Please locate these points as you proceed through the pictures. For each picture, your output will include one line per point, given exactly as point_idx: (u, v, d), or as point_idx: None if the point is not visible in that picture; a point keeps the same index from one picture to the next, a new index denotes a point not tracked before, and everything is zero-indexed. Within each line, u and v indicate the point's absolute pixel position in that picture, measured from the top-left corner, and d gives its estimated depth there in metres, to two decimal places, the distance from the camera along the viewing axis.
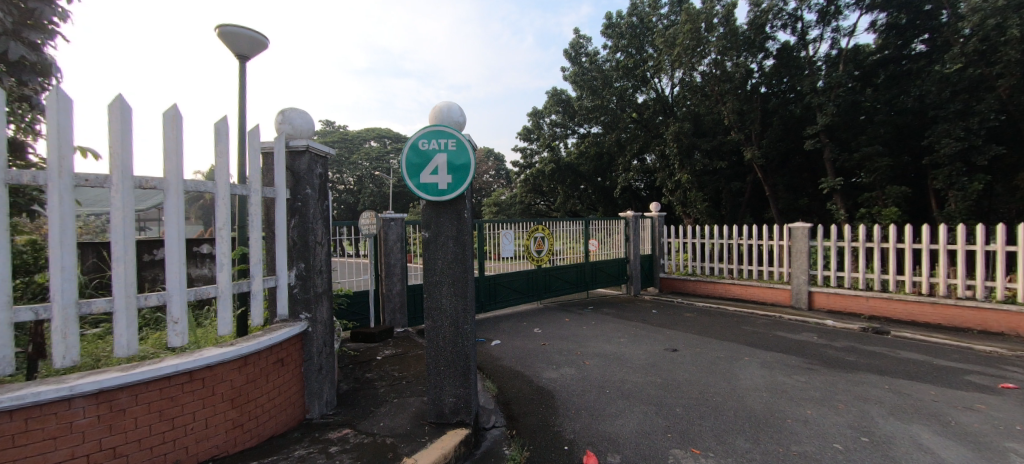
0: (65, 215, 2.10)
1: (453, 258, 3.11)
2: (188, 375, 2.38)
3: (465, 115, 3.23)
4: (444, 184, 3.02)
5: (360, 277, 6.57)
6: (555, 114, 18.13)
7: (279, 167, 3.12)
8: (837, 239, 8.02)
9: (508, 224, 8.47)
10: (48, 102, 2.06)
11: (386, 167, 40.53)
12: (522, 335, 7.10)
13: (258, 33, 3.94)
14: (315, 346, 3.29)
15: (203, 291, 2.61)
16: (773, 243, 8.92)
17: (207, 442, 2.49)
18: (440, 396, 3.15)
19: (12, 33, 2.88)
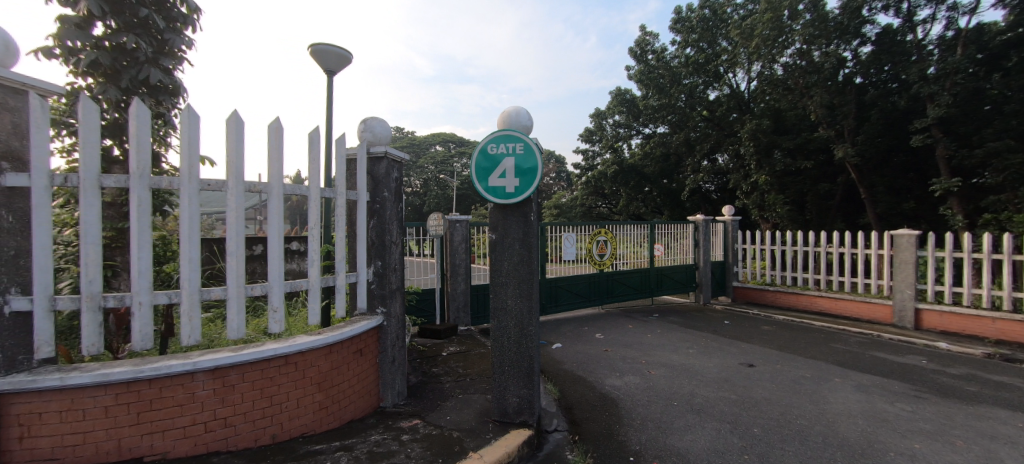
0: (192, 214, 2.45)
1: (519, 260, 3.17)
2: (284, 359, 2.67)
3: (533, 119, 3.29)
4: (512, 187, 3.10)
5: (427, 275, 6.88)
6: (619, 115, 17.75)
7: (361, 172, 3.38)
8: (951, 250, 7.03)
9: (570, 226, 8.43)
10: (182, 118, 2.41)
11: (451, 171, 42.00)
12: (584, 339, 7.03)
13: (344, 49, 4.32)
14: (389, 339, 3.52)
15: (297, 283, 2.91)
16: (872, 252, 8.01)
17: (298, 420, 2.76)
18: (504, 396, 3.23)
19: (153, 61, 3.39)
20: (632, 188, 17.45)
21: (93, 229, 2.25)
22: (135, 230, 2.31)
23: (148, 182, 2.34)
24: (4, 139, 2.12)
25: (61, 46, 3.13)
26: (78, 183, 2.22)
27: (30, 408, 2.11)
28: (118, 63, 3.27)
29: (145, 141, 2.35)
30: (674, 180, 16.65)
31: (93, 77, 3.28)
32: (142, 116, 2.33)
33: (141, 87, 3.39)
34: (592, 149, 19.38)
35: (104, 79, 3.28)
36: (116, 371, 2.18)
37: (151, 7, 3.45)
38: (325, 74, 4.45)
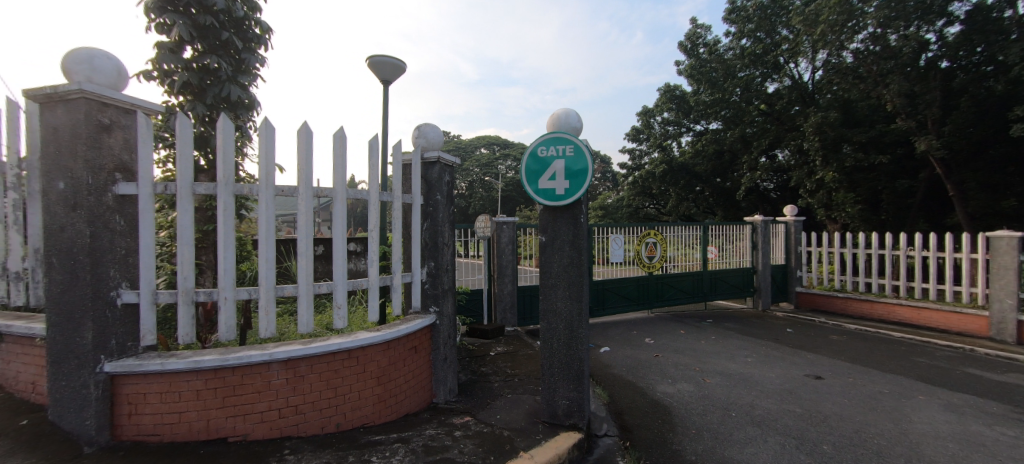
0: (268, 217, 2.67)
1: (569, 262, 3.18)
2: (347, 353, 2.84)
3: (582, 120, 3.30)
4: (562, 189, 3.11)
5: (475, 276, 7.03)
6: (668, 112, 17.21)
7: (416, 177, 3.54)
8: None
9: (617, 228, 8.28)
10: (260, 130, 2.64)
11: (495, 173, 42.50)
12: (633, 344, 6.88)
13: (398, 59, 4.54)
14: (441, 338, 3.64)
15: (359, 282, 3.09)
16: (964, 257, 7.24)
17: (359, 412, 2.93)
18: (554, 398, 3.25)
19: (234, 80, 3.73)
20: (682, 188, 16.83)
21: (187, 232, 2.52)
22: (221, 233, 2.57)
23: (232, 189, 2.59)
24: (117, 154, 2.43)
25: (159, 69, 3.54)
26: (175, 191, 2.49)
27: (138, 388, 2.40)
28: (204, 82, 3.63)
29: (228, 152, 2.59)
30: (728, 178, 15.90)
31: (184, 96, 3.67)
32: (227, 130, 2.58)
33: (224, 102, 3.74)
34: (640, 148, 18.89)
35: (192, 97, 3.65)
36: (205, 359, 2.42)
37: (231, 30, 3.78)
38: (381, 84, 4.68)
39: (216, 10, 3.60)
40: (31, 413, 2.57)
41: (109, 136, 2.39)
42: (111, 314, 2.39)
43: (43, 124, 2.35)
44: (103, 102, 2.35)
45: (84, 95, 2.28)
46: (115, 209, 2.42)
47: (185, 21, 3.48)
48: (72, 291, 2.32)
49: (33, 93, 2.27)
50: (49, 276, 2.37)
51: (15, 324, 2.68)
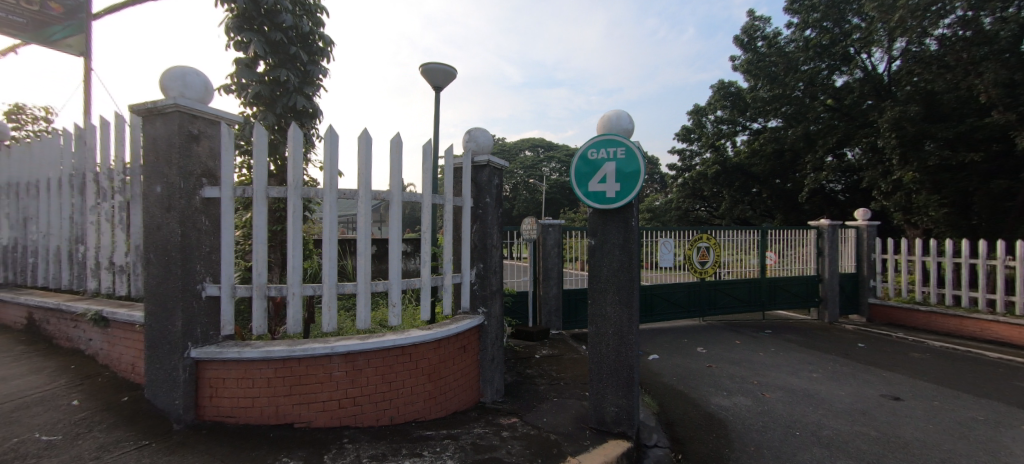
0: (332, 219, 2.85)
1: (619, 266, 3.14)
2: (401, 349, 2.96)
3: (633, 122, 3.24)
4: (613, 192, 3.07)
5: (520, 278, 7.08)
6: (722, 111, 16.52)
7: (466, 180, 3.63)
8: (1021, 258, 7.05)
9: (666, 232, 8.03)
10: (326, 137, 2.82)
11: (539, 174, 42.61)
12: (684, 352, 6.64)
13: (450, 65, 4.69)
14: (489, 338, 3.70)
15: (412, 282, 3.22)
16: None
17: (411, 406, 3.04)
18: (602, 404, 3.21)
19: (300, 90, 4.01)
20: (737, 190, 16.03)
21: (261, 232, 2.74)
22: (291, 233, 2.77)
23: (300, 192, 2.78)
24: (203, 161, 2.70)
25: (236, 82, 3.87)
26: (252, 194, 2.72)
27: (219, 373, 2.64)
28: (273, 93, 3.92)
29: (297, 158, 2.79)
30: (789, 179, 14.94)
31: (256, 107, 3.97)
32: (297, 138, 2.79)
33: (292, 112, 4.03)
34: (691, 149, 18.21)
35: (264, 107, 3.95)
36: (276, 349, 2.61)
37: (298, 44, 4.06)
38: (433, 90, 4.84)
39: (285, 26, 3.90)
40: (130, 391, 2.90)
41: (197, 145, 2.66)
42: (197, 304, 2.64)
43: (145, 135, 2.65)
44: (193, 114, 2.61)
45: (178, 108, 2.54)
46: (201, 210, 2.68)
47: (259, 39, 3.79)
48: (165, 283, 2.59)
49: (137, 108, 2.57)
50: (148, 270, 2.66)
51: (119, 311, 3.03)
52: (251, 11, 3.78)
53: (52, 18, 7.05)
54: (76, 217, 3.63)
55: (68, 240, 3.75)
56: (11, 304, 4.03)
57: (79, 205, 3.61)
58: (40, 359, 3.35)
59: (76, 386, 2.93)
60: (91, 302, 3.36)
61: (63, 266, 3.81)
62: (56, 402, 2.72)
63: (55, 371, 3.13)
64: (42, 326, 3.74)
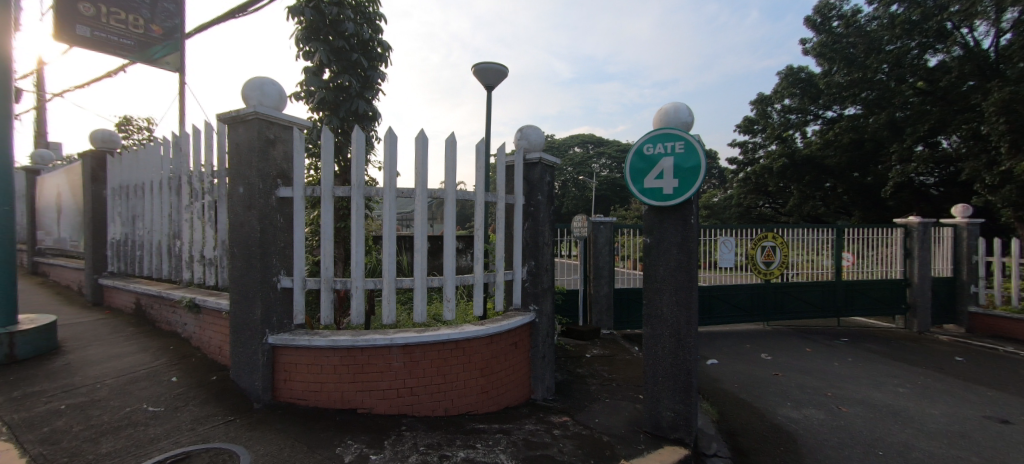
0: (392, 217, 2.99)
1: (677, 265, 3.02)
2: (455, 343, 3.05)
3: (693, 114, 3.08)
4: (671, 188, 2.96)
5: (571, 276, 7.02)
6: (791, 99, 15.45)
7: (519, 178, 3.66)
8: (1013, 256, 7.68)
9: (727, 230, 7.66)
10: (386, 138, 2.97)
11: (589, 171, 42.00)
12: (746, 358, 6.29)
13: (502, 64, 4.76)
14: (540, 336, 3.73)
15: (466, 278, 3.31)
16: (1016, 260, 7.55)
17: (465, 399, 3.13)
18: (658, 408, 3.12)
19: (361, 95, 4.25)
20: (807, 185, 14.86)
21: (328, 229, 2.92)
22: (354, 230, 2.94)
23: (362, 192, 2.95)
24: (279, 163, 2.94)
25: (305, 90, 4.16)
26: (320, 194, 2.92)
27: (292, 358, 2.87)
28: (337, 99, 4.17)
29: (359, 159, 2.96)
30: (870, 172, 13.66)
31: (322, 112, 4.25)
32: (360, 140, 2.96)
33: (354, 116, 4.27)
34: (755, 141, 17.16)
35: (329, 112, 4.22)
36: (341, 338, 2.80)
37: (358, 51, 4.28)
38: (485, 89, 4.92)
39: (347, 35, 4.13)
40: (218, 371, 3.23)
41: (274, 148, 2.91)
42: (274, 295, 2.89)
43: (230, 141, 2.93)
44: (270, 121, 2.85)
45: (257, 115, 2.78)
46: (277, 209, 2.91)
47: (325, 48, 4.05)
48: (247, 275, 2.86)
49: (223, 116, 2.85)
50: (233, 263, 2.94)
51: (208, 299, 3.38)
52: (318, 22, 4.04)
53: (153, 40, 7.78)
54: (173, 215, 4.08)
55: (167, 235, 4.23)
56: (122, 290, 4.63)
57: (175, 204, 4.05)
58: (145, 339, 3.81)
59: (174, 365, 3.31)
60: (185, 291, 3.78)
61: (163, 258, 4.31)
62: (158, 378, 3.08)
63: (157, 351, 3.55)
64: (146, 310, 4.25)
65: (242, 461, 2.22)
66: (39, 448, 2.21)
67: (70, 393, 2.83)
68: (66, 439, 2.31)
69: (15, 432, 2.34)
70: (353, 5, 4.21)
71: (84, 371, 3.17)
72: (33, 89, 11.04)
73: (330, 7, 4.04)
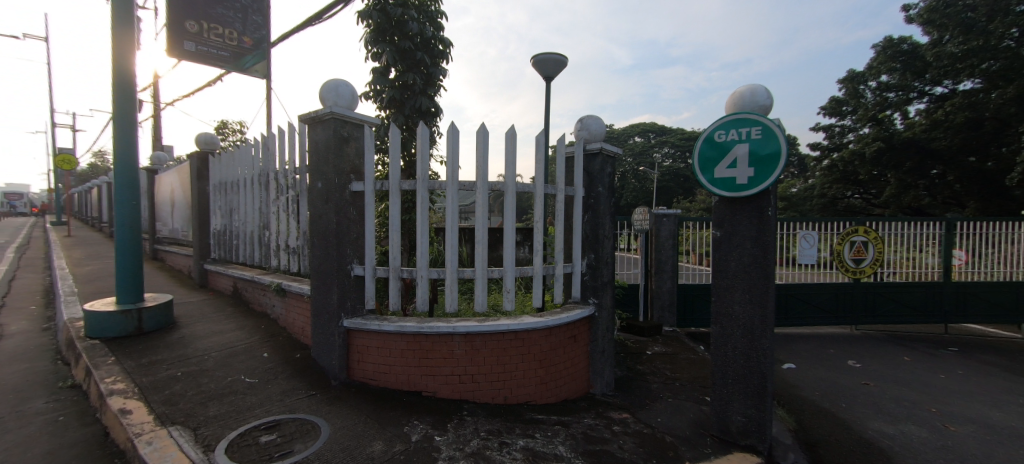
0: (454, 209, 3.11)
1: (751, 260, 2.79)
2: (515, 334, 3.10)
3: (772, 96, 2.79)
4: (745, 178, 2.73)
5: (631, 270, 6.97)
6: (889, 75, 13.88)
7: (579, 169, 3.63)
8: None
9: (808, 224, 7.09)
10: (447, 132, 3.07)
11: (650, 161, 40.45)
12: (829, 364, 5.79)
13: (561, 54, 4.72)
14: (600, 329, 3.69)
15: (525, 269, 3.36)
16: None
17: (524, 389, 3.18)
18: (726, 412, 2.96)
19: (425, 92, 4.43)
20: (906, 172, 13.27)
21: (395, 221, 3.09)
22: (420, 221, 3.09)
23: (426, 185, 3.08)
24: (352, 159, 3.16)
25: (373, 89, 4.41)
26: (389, 188, 3.11)
27: (364, 341, 3.09)
28: (402, 97, 4.37)
29: (423, 154, 3.09)
30: (991, 156, 11.82)
31: (388, 111, 4.49)
32: (424, 136, 3.10)
33: (417, 113, 4.47)
34: (843, 124, 15.59)
35: (395, 110, 4.44)
36: (408, 325, 2.97)
37: (422, 49, 4.45)
38: (544, 80, 4.92)
39: (412, 35, 4.31)
40: (301, 350, 3.55)
41: (348, 146, 3.13)
42: (348, 282, 3.12)
43: (310, 139, 3.19)
44: (344, 120, 3.07)
45: (333, 115, 3.01)
46: (350, 202, 3.13)
47: (392, 48, 4.27)
48: (326, 263, 3.11)
49: (304, 117, 3.11)
50: (313, 252, 3.21)
51: (293, 284, 3.73)
52: (385, 24, 4.25)
53: (245, 50, 8.60)
54: (262, 207, 4.52)
55: (258, 227, 4.70)
56: (222, 275, 5.23)
57: (264, 198, 4.49)
58: (241, 318, 4.28)
59: (265, 342, 3.69)
60: (273, 276, 4.18)
61: (255, 246, 4.80)
62: (252, 353, 3.46)
63: (251, 329, 3.98)
64: (242, 293, 4.77)
65: (322, 432, 2.44)
66: (162, 408, 2.58)
67: (184, 362, 3.27)
68: (182, 401, 2.68)
69: (144, 393, 2.75)
70: (417, 5, 4.37)
71: (193, 344, 3.63)
72: (151, 99, 12.65)
73: (396, 9, 4.23)
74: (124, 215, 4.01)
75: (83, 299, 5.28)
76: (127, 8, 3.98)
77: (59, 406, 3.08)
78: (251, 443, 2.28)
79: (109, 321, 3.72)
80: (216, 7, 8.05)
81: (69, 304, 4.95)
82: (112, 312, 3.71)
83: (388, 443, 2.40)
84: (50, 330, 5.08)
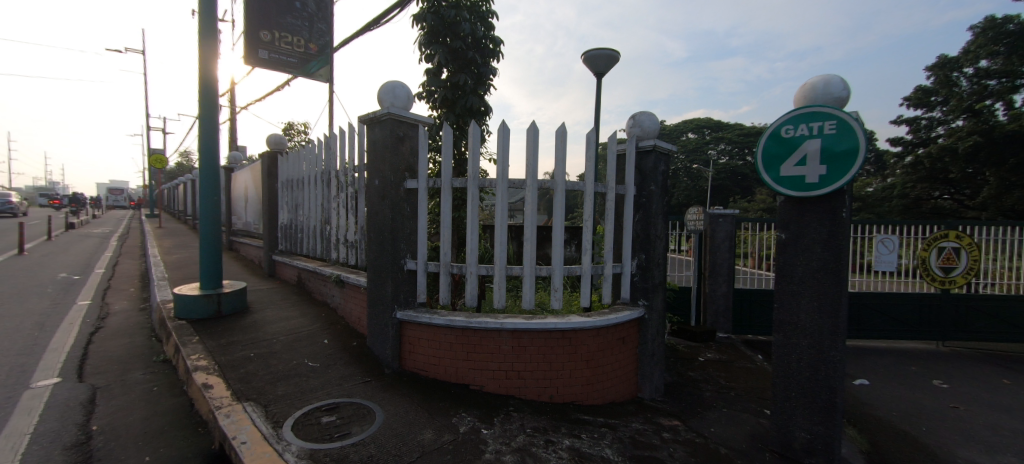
0: (504, 207, 3.15)
1: (820, 266, 2.60)
2: (562, 333, 3.09)
3: (849, 87, 2.58)
4: (816, 176, 2.55)
5: (684, 273, 6.80)
6: (989, 61, 12.47)
7: (631, 167, 3.56)
8: None
9: (888, 228, 6.51)
10: (499, 131, 3.12)
11: (705, 158, 38.68)
12: (907, 382, 5.29)
13: (613, 49, 4.64)
14: (650, 332, 3.59)
15: (574, 268, 3.34)
16: None
17: (570, 389, 3.16)
18: (789, 428, 2.77)
19: (475, 91, 4.49)
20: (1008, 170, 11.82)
21: (446, 218, 3.18)
22: (471, 218, 3.16)
23: (477, 183, 3.15)
24: (407, 158, 3.29)
25: (426, 90, 4.56)
26: (441, 185, 3.20)
27: (416, 333, 3.21)
28: (453, 96, 4.48)
29: (473, 152, 3.15)
30: None
31: (440, 110, 4.62)
32: (476, 134, 3.16)
33: (468, 112, 4.56)
34: (931, 116, 14.16)
35: (446, 109, 4.56)
36: (457, 319, 3.05)
37: (473, 49, 4.53)
38: (596, 77, 4.85)
39: (463, 35, 4.40)
40: (358, 338, 3.75)
41: (403, 145, 3.26)
42: (402, 276, 3.25)
43: (369, 139, 3.35)
44: (400, 120, 3.20)
45: (390, 115, 3.15)
46: (405, 199, 3.26)
47: (445, 50, 4.38)
48: (381, 257, 3.27)
49: (364, 117, 3.27)
50: (370, 246, 3.38)
51: (351, 275, 3.94)
52: (438, 25, 4.36)
53: (311, 56, 9.21)
54: (324, 203, 4.81)
55: (320, 221, 5.00)
56: (288, 266, 5.62)
57: (326, 194, 4.76)
58: (304, 307, 4.58)
59: (325, 330, 3.93)
60: (333, 268, 4.44)
61: (317, 240, 5.11)
62: (314, 339, 3.69)
63: (313, 317, 4.25)
64: (305, 283, 5.11)
65: (377, 417, 2.57)
66: (237, 384, 2.83)
67: (256, 344, 3.56)
68: (254, 379, 2.92)
69: (223, 370, 3.03)
70: (469, 6, 4.45)
71: (263, 328, 3.93)
72: (228, 104, 13.80)
73: (449, 10, 4.33)
74: (207, 208, 4.41)
75: (172, 283, 5.87)
76: (211, 20, 4.37)
77: (153, 377, 3.46)
78: (314, 422, 2.45)
79: (194, 304, 4.12)
80: (287, 17, 8.65)
81: (161, 287, 5.53)
82: (196, 296, 4.10)
83: (437, 432, 2.48)
84: (145, 310, 5.70)
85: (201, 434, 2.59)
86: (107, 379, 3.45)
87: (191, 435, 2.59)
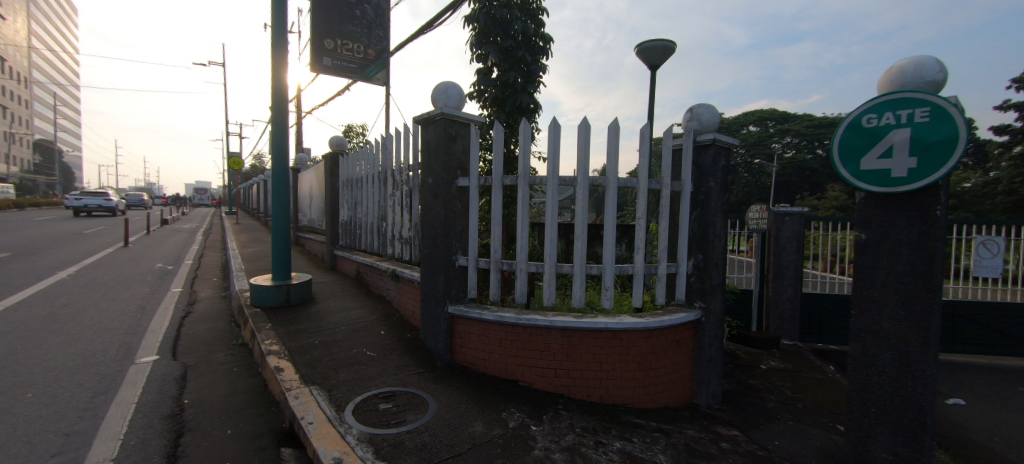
0: (554, 204, 3.13)
1: (906, 270, 2.34)
2: (613, 333, 3.02)
3: (945, 70, 2.31)
4: (904, 170, 2.30)
5: (745, 275, 6.41)
6: None
7: (688, 162, 3.40)
8: None
9: (994, 229, 5.76)
10: (550, 128, 3.10)
11: (769, 152, 36.38)
12: (1011, 404, 4.68)
13: (668, 39, 4.46)
14: (708, 336, 3.42)
15: (626, 267, 3.25)
16: None
17: (620, 390, 3.08)
18: (866, 447, 2.53)
19: (525, 89, 4.49)
20: None
21: (497, 215, 3.21)
22: (521, 215, 3.16)
23: (528, 180, 3.14)
24: (459, 156, 3.35)
25: (477, 90, 4.63)
26: (492, 183, 3.22)
27: (467, 327, 3.27)
28: (503, 94, 4.52)
29: (524, 149, 3.15)
30: None
31: (490, 109, 4.68)
32: (527, 132, 3.15)
33: (518, 110, 4.57)
34: None
35: (497, 108, 4.61)
36: (507, 315, 3.07)
37: (523, 47, 4.53)
38: (649, 69, 4.69)
39: (514, 34, 4.42)
40: (413, 331, 3.88)
41: (456, 143, 3.32)
42: (454, 271, 3.32)
43: (423, 138, 3.45)
44: (452, 119, 3.26)
45: (443, 115, 3.22)
46: (457, 196, 3.33)
47: (496, 49, 4.42)
48: (434, 253, 3.35)
49: (418, 118, 3.37)
50: (424, 243, 3.48)
51: (406, 270, 4.08)
52: (490, 25, 4.40)
53: (369, 60, 9.61)
54: (381, 200, 5.02)
55: (377, 218, 5.22)
56: (348, 260, 5.93)
57: (383, 192, 4.96)
58: (363, 299, 4.80)
59: (382, 321, 4.09)
60: (389, 264, 4.62)
61: (375, 236, 5.34)
62: (372, 330, 3.86)
63: (371, 309, 4.44)
64: (363, 276, 5.36)
65: (430, 407, 2.64)
66: (304, 369, 3.02)
67: (320, 333, 3.78)
68: (319, 365, 3.11)
69: (292, 355, 3.25)
70: (520, 5, 4.46)
71: (325, 318, 4.17)
72: (296, 109, 14.76)
73: (501, 10, 4.37)
74: (278, 205, 4.74)
75: (249, 274, 6.40)
76: (281, 30, 4.68)
77: (233, 359, 3.78)
78: (373, 408, 2.56)
79: (267, 293, 4.45)
80: (348, 25, 9.09)
81: (238, 278, 6.04)
82: (268, 286, 4.42)
83: (488, 426, 2.51)
84: (226, 298, 6.24)
85: (273, 413, 2.80)
86: (195, 359, 3.81)
87: (265, 413, 2.80)
